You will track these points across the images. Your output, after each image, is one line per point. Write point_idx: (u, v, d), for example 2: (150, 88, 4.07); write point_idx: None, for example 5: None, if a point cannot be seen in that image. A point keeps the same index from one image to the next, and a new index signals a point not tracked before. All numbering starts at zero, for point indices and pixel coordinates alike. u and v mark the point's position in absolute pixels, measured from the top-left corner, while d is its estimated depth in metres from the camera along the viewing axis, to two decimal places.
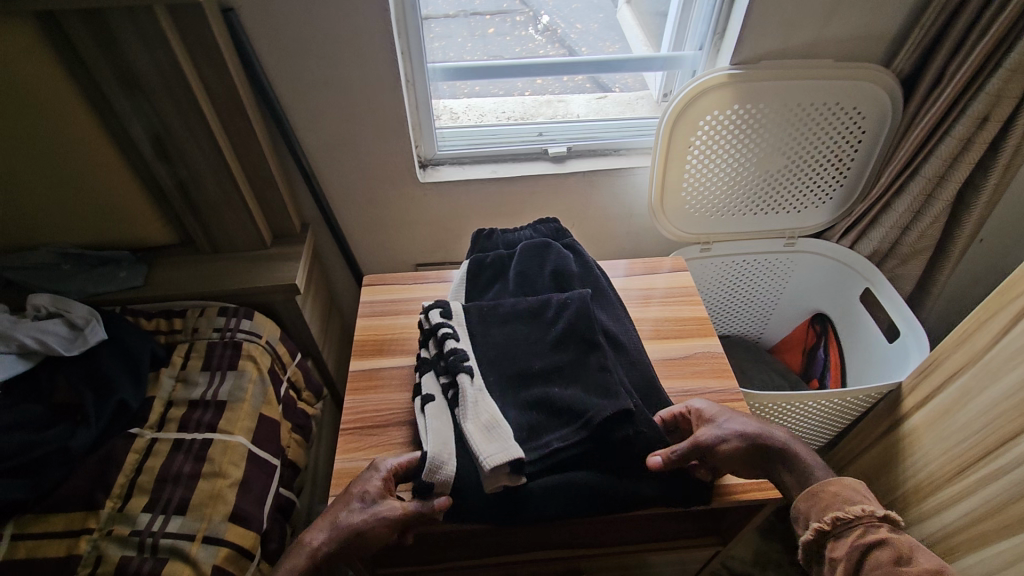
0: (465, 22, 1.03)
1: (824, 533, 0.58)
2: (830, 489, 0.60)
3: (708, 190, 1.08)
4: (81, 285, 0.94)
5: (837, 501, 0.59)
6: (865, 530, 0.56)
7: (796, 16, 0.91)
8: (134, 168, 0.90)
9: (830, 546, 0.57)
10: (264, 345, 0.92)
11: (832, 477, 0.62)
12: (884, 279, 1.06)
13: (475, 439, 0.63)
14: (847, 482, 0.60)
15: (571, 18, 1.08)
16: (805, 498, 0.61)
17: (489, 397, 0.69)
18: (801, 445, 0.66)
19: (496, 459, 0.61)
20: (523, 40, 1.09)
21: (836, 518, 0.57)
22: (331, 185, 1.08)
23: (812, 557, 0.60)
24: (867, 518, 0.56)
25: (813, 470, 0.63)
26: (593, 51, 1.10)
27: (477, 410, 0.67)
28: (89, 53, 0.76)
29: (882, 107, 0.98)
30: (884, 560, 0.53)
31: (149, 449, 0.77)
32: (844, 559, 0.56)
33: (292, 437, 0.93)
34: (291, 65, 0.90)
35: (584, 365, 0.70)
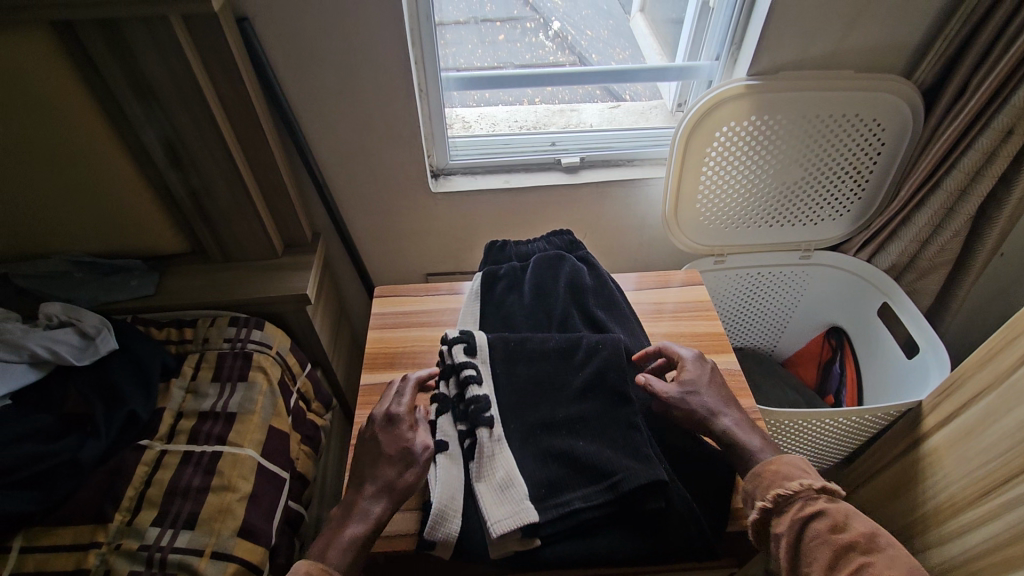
0: (475, 28, 1.02)
1: (769, 510, 0.59)
2: (772, 468, 0.61)
3: (723, 202, 1.07)
4: (93, 293, 0.94)
5: (778, 479, 0.60)
6: (805, 503, 0.57)
7: (816, 26, 0.90)
8: (147, 177, 0.90)
9: (773, 523, 0.59)
10: (274, 356, 0.91)
11: (774, 457, 0.64)
12: (903, 293, 1.04)
13: (488, 502, 0.63)
14: (786, 459, 0.62)
15: (581, 25, 1.07)
16: (752, 479, 0.63)
17: (506, 449, 0.68)
18: (752, 431, 0.67)
19: (506, 526, 0.61)
20: (533, 46, 1.07)
21: (779, 495, 0.59)
22: (343, 194, 1.08)
23: (761, 537, 0.61)
24: (805, 491, 0.58)
25: (754, 452, 0.65)
26: (602, 58, 1.09)
27: (491, 469, 0.66)
28: (105, 62, 0.76)
29: (903, 119, 0.97)
30: (823, 530, 0.55)
31: (158, 462, 0.76)
32: (787, 535, 0.57)
33: (301, 449, 0.92)
34: (305, 74, 0.90)
35: (600, 395, 0.71)
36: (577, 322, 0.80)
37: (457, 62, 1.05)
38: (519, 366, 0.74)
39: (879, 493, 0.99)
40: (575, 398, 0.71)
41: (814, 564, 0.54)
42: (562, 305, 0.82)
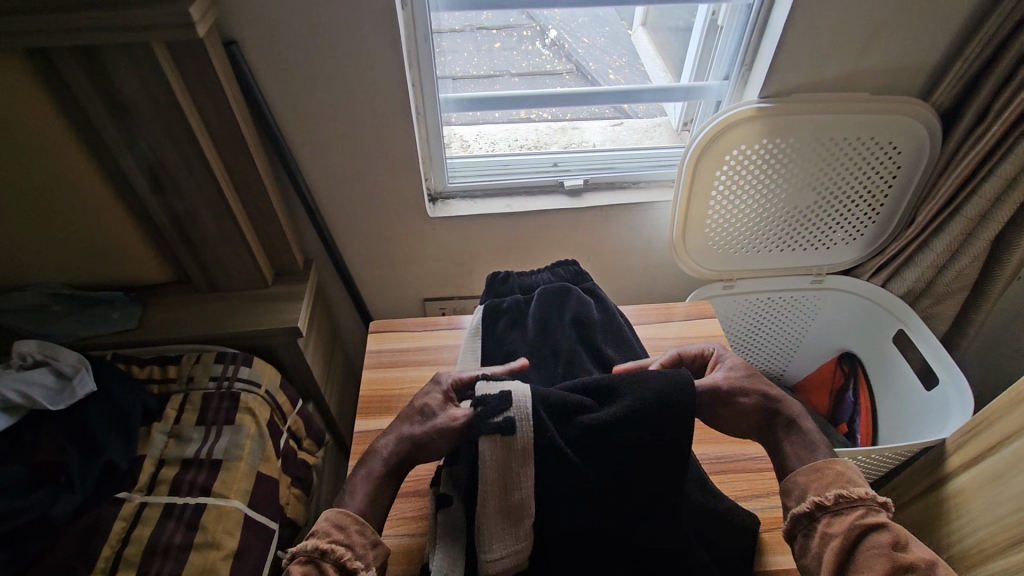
0: (472, 36, 0.96)
1: (823, 508, 0.54)
2: (836, 468, 0.56)
3: (733, 226, 1.02)
4: (71, 327, 0.89)
5: (841, 479, 0.55)
6: (868, 511, 0.52)
7: (831, 48, 0.86)
8: (128, 205, 0.85)
9: (825, 522, 0.53)
10: (263, 395, 0.86)
11: (834, 457, 0.58)
12: (919, 320, 1.01)
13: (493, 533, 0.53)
14: (852, 465, 0.56)
15: (578, 33, 1.00)
16: (805, 472, 0.57)
17: (528, 468, 0.52)
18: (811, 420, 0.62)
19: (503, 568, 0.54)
20: (530, 54, 1.01)
21: (839, 495, 0.53)
22: (336, 220, 1.03)
23: (794, 534, 0.56)
24: (869, 500, 0.53)
25: (816, 443, 0.59)
26: (600, 67, 1.03)
27: (511, 488, 0.52)
28: (81, 88, 0.71)
29: (920, 142, 0.93)
30: (883, 543, 0.50)
31: (137, 516, 0.71)
32: (841, 537, 0.51)
33: (292, 493, 0.87)
34: (296, 98, 0.86)
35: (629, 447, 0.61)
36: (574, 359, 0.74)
37: (453, 70, 0.98)
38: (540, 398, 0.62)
39: None
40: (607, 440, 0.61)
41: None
42: (564, 342, 0.75)
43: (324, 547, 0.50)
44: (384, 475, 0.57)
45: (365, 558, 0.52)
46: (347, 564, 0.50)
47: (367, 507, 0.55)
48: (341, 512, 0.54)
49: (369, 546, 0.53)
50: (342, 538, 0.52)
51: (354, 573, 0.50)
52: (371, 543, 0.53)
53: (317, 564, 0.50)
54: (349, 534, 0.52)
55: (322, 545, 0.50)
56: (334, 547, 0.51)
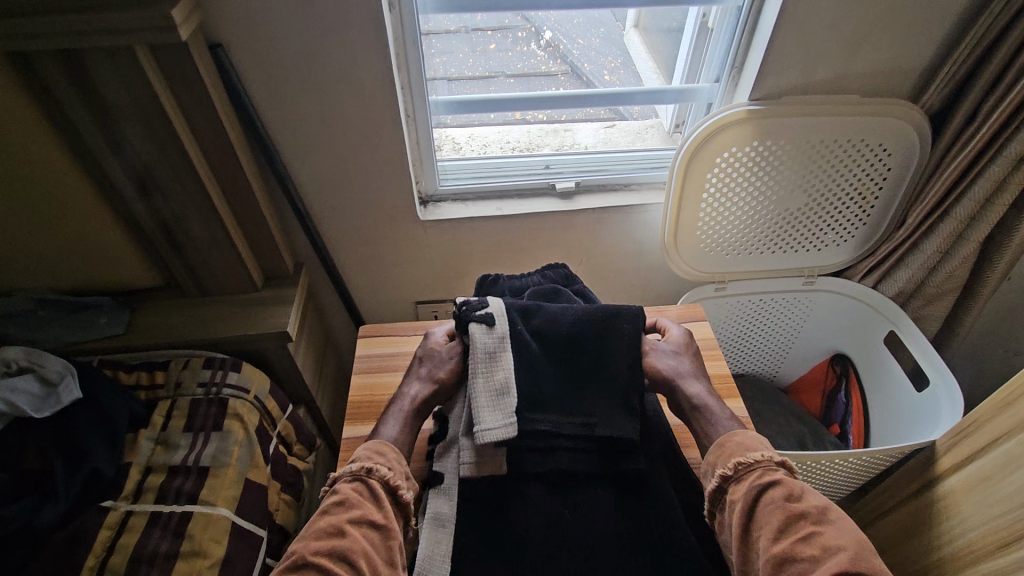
0: (467, 37, 0.96)
1: (728, 478, 0.61)
2: (734, 439, 0.63)
3: (724, 228, 1.02)
4: (56, 333, 0.88)
5: (740, 448, 0.62)
6: (764, 472, 0.59)
7: (821, 51, 0.86)
8: (114, 209, 0.84)
9: (730, 490, 0.60)
10: (252, 401, 0.85)
11: (738, 429, 0.65)
12: (910, 321, 1.01)
13: (480, 404, 0.66)
14: (749, 433, 0.64)
15: (573, 33, 0.99)
16: (713, 449, 0.64)
17: (505, 356, 0.69)
18: (716, 399, 0.70)
19: (490, 433, 0.65)
20: (525, 55, 1.00)
21: (738, 462, 0.61)
22: (326, 223, 1.02)
23: (716, 509, 0.62)
24: (765, 462, 0.60)
25: (716, 417, 0.67)
26: (595, 70, 1.03)
27: (491, 370, 0.68)
28: (64, 92, 0.70)
29: (910, 144, 0.93)
30: (777, 497, 0.56)
31: (123, 524, 0.71)
32: (742, 498, 0.58)
33: (282, 499, 0.86)
34: (284, 100, 0.85)
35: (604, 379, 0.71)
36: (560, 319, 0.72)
37: (446, 71, 0.98)
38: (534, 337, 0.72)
39: (891, 532, 0.94)
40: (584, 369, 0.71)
41: (764, 529, 0.55)
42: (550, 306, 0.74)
43: (370, 468, 0.59)
44: (411, 411, 0.68)
45: (404, 482, 0.60)
46: (392, 483, 0.59)
47: (399, 436, 0.65)
48: (380, 442, 0.63)
49: (406, 475, 0.62)
50: (383, 461, 0.61)
51: (397, 490, 0.59)
52: (406, 473, 0.62)
53: (364, 482, 0.59)
54: (388, 458, 0.61)
55: (367, 465, 0.60)
56: (377, 467, 0.60)
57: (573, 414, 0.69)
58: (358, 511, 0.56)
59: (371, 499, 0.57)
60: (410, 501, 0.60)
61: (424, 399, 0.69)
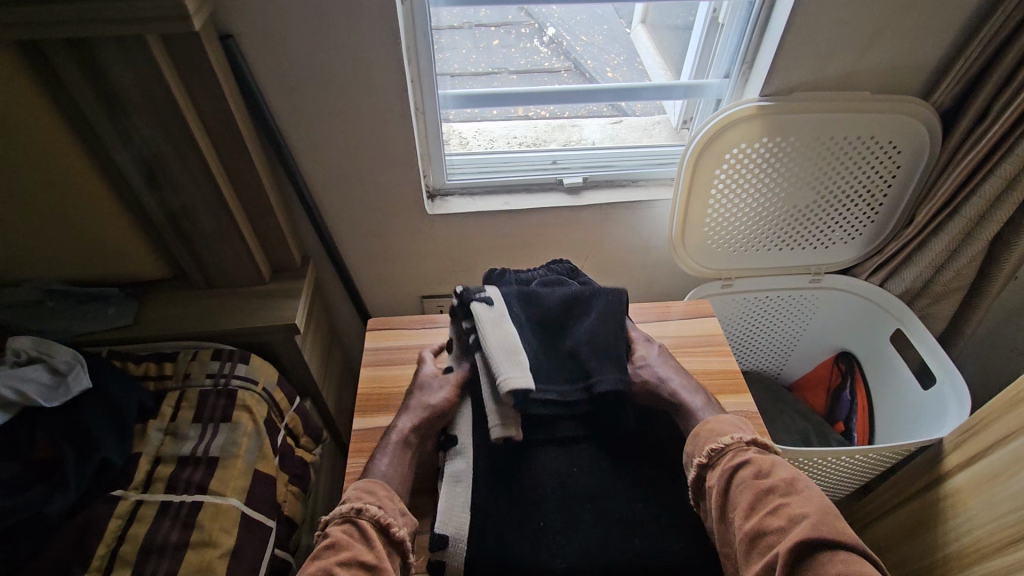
0: (470, 33, 0.97)
1: (705, 465, 0.62)
2: (708, 426, 0.65)
3: (731, 224, 1.02)
4: (65, 324, 0.88)
5: (712, 435, 0.64)
6: (734, 454, 0.61)
7: (833, 47, 0.86)
8: (123, 200, 0.84)
9: (708, 477, 0.62)
10: (261, 392, 0.86)
11: (713, 416, 0.67)
12: (917, 320, 1.01)
13: (495, 359, 0.67)
14: (721, 418, 0.66)
15: (576, 31, 1.01)
16: (689, 439, 0.66)
17: (509, 322, 0.72)
18: (695, 391, 0.71)
19: (512, 382, 0.65)
20: (528, 51, 1.01)
21: (711, 449, 0.62)
22: (334, 216, 1.02)
23: (701, 499, 0.63)
24: (735, 444, 0.61)
25: (696, 412, 0.68)
26: (597, 66, 1.04)
27: (499, 335, 0.70)
28: (76, 83, 0.71)
29: (920, 142, 0.93)
30: (746, 476, 0.58)
31: (133, 514, 0.71)
32: (718, 483, 0.59)
33: (289, 491, 0.86)
34: (293, 93, 0.85)
35: (597, 344, 0.73)
36: (554, 303, 0.77)
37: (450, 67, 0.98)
38: (534, 312, 0.76)
39: (896, 529, 0.94)
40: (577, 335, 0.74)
41: (738, 508, 0.56)
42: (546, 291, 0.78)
43: (357, 510, 0.57)
44: (403, 441, 0.67)
45: (396, 519, 0.58)
46: (382, 522, 0.57)
47: (391, 470, 0.64)
48: (371, 480, 0.61)
49: (400, 512, 0.59)
50: (373, 500, 0.59)
51: (388, 528, 0.57)
52: (401, 511, 0.60)
53: (353, 524, 0.57)
54: (378, 496, 0.59)
55: (356, 506, 0.58)
56: (366, 507, 0.58)
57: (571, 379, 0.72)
58: (347, 554, 0.53)
59: (362, 542, 0.55)
60: (405, 539, 0.58)
61: (416, 429, 0.67)
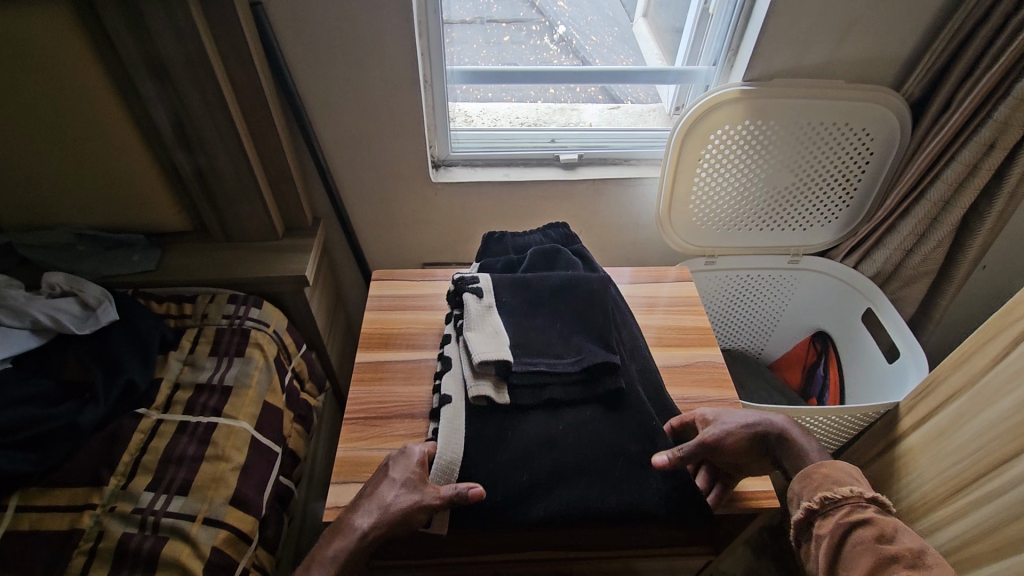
0: (481, 28, 1.05)
1: (814, 511, 0.61)
2: (822, 471, 0.63)
3: (715, 203, 1.09)
4: (94, 266, 0.96)
5: (827, 482, 0.62)
6: (852, 509, 0.58)
7: (812, 35, 0.93)
8: (153, 153, 0.92)
9: (818, 524, 0.60)
10: (271, 334, 0.93)
11: (827, 461, 0.65)
12: (887, 301, 1.08)
13: (474, 341, 0.76)
14: (838, 465, 0.64)
15: (586, 31, 1.10)
16: (799, 479, 0.64)
17: (495, 313, 0.81)
18: (808, 435, 0.69)
19: (486, 355, 0.73)
20: (538, 49, 1.10)
21: (824, 496, 0.60)
22: (345, 181, 1.10)
23: (804, 541, 0.62)
24: (855, 498, 0.59)
25: (809, 455, 0.66)
26: (606, 63, 1.11)
27: (481, 324, 0.79)
28: (119, 39, 0.78)
29: (891, 129, 1.00)
30: (867, 536, 0.55)
31: (154, 430, 0.78)
32: (830, 534, 0.58)
33: (294, 427, 0.93)
34: (313, 61, 0.92)
35: (588, 328, 0.79)
36: (544, 287, 0.84)
37: (461, 60, 1.06)
38: (524, 297, 0.83)
39: None
40: (567, 320, 0.81)
41: (854, 569, 0.54)
42: (535, 276, 0.85)
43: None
44: (359, 547, 0.60)
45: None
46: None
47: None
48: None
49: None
50: None
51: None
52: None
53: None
54: None
55: None
56: None
57: (561, 354, 0.77)
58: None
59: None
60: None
61: (374, 531, 0.60)
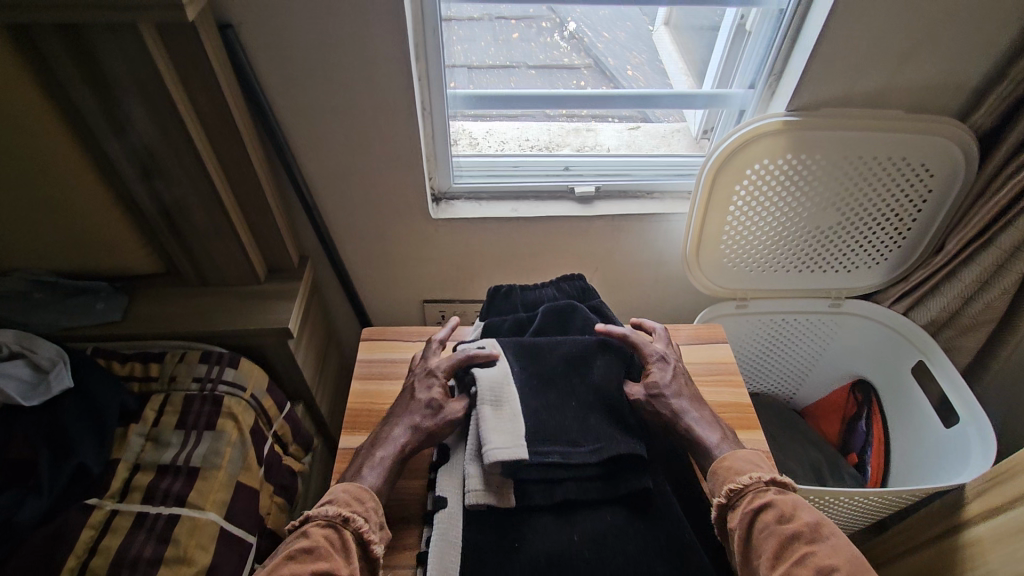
0: (490, 25, 0.90)
1: (723, 506, 0.59)
2: (725, 464, 0.62)
3: (749, 243, 0.97)
4: (52, 317, 0.85)
5: (731, 473, 0.61)
6: (756, 495, 0.58)
7: (870, 61, 0.80)
8: (115, 194, 0.80)
9: (728, 518, 0.59)
10: (248, 400, 0.83)
11: (728, 453, 0.64)
12: (942, 353, 0.95)
13: (487, 427, 0.64)
14: (738, 454, 0.62)
15: (598, 26, 0.92)
16: (708, 475, 0.63)
17: (512, 386, 0.68)
18: (712, 425, 0.67)
19: (499, 454, 0.61)
20: (548, 47, 0.93)
21: (730, 489, 0.59)
22: (335, 216, 0.98)
23: (722, 537, 0.61)
24: (756, 484, 0.58)
25: (709, 450, 0.65)
26: (618, 64, 0.96)
27: (499, 400, 0.66)
28: (63, 69, 0.67)
29: (955, 165, 0.87)
30: (771, 521, 0.55)
31: (107, 525, 0.68)
32: (739, 527, 0.57)
33: (274, 502, 0.84)
34: (293, 88, 0.80)
35: (607, 406, 0.68)
36: (556, 355, 0.72)
37: (467, 59, 0.91)
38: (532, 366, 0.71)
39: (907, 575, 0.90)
40: (583, 397, 0.69)
41: (762, 556, 0.54)
42: (546, 340, 0.73)
43: (344, 515, 0.56)
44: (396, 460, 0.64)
45: (377, 534, 0.57)
46: (365, 537, 0.55)
47: (378, 484, 0.61)
48: (359, 488, 0.59)
49: (380, 526, 0.58)
50: (360, 510, 0.57)
51: (369, 544, 0.55)
52: (382, 524, 0.59)
53: (335, 530, 0.55)
54: (366, 509, 0.58)
55: (343, 513, 0.56)
56: (353, 517, 0.56)
57: (578, 440, 0.65)
58: (323, 565, 0.51)
59: (340, 552, 0.54)
60: (380, 557, 0.57)
61: (412, 442, 0.65)
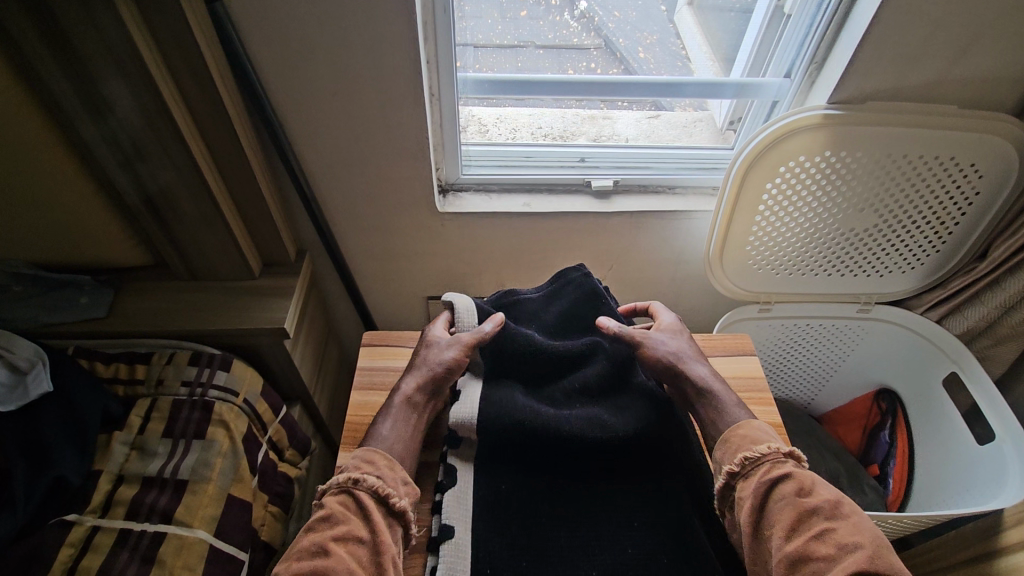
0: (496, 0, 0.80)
1: (734, 474, 0.58)
2: (740, 433, 0.61)
3: (778, 245, 0.91)
4: (31, 313, 0.79)
5: (745, 442, 0.60)
6: (772, 465, 0.56)
7: (924, 50, 0.73)
8: (94, 181, 0.74)
9: (739, 487, 0.57)
10: (240, 405, 0.79)
11: (745, 420, 0.63)
12: (975, 363, 0.88)
13: None
14: (755, 425, 0.61)
15: (609, 3, 0.83)
16: (718, 445, 0.62)
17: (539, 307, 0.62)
18: (721, 383, 0.67)
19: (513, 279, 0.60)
20: (557, 26, 0.85)
21: (745, 457, 0.58)
22: (335, 208, 0.92)
23: (726, 510, 0.59)
24: (773, 454, 0.57)
25: (728, 408, 0.64)
26: (628, 48, 0.87)
27: None
28: (30, 46, 0.60)
29: (1005, 165, 0.80)
30: (788, 493, 0.54)
31: (87, 543, 0.64)
32: (751, 497, 0.55)
33: (268, 512, 0.79)
34: (287, 68, 0.73)
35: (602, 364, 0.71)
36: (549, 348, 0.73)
37: (473, 37, 0.83)
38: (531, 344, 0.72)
39: None
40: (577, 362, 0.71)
41: (776, 526, 0.52)
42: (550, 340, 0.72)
43: (355, 477, 0.55)
44: (407, 404, 0.64)
45: (396, 490, 0.56)
46: (381, 493, 0.55)
47: (391, 435, 0.61)
48: (369, 450, 0.59)
49: (401, 482, 0.57)
50: (373, 470, 0.57)
51: (386, 499, 0.54)
52: (404, 480, 0.57)
53: (351, 494, 0.55)
54: (379, 467, 0.57)
55: (355, 476, 0.56)
56: (365, 477, 0.56)
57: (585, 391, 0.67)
58: (343, 527, 0.52)
59: (357, 512, 0.54)
60: (406, 509, 0.55)
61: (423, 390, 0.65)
